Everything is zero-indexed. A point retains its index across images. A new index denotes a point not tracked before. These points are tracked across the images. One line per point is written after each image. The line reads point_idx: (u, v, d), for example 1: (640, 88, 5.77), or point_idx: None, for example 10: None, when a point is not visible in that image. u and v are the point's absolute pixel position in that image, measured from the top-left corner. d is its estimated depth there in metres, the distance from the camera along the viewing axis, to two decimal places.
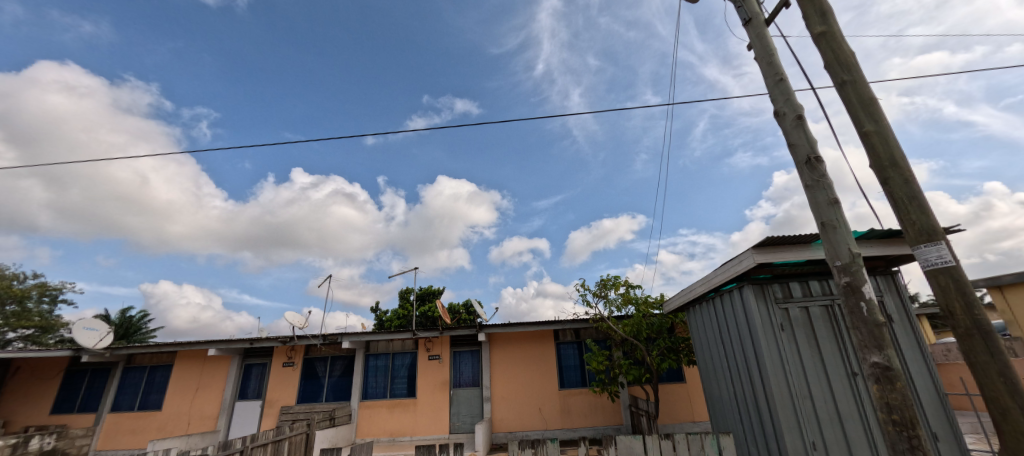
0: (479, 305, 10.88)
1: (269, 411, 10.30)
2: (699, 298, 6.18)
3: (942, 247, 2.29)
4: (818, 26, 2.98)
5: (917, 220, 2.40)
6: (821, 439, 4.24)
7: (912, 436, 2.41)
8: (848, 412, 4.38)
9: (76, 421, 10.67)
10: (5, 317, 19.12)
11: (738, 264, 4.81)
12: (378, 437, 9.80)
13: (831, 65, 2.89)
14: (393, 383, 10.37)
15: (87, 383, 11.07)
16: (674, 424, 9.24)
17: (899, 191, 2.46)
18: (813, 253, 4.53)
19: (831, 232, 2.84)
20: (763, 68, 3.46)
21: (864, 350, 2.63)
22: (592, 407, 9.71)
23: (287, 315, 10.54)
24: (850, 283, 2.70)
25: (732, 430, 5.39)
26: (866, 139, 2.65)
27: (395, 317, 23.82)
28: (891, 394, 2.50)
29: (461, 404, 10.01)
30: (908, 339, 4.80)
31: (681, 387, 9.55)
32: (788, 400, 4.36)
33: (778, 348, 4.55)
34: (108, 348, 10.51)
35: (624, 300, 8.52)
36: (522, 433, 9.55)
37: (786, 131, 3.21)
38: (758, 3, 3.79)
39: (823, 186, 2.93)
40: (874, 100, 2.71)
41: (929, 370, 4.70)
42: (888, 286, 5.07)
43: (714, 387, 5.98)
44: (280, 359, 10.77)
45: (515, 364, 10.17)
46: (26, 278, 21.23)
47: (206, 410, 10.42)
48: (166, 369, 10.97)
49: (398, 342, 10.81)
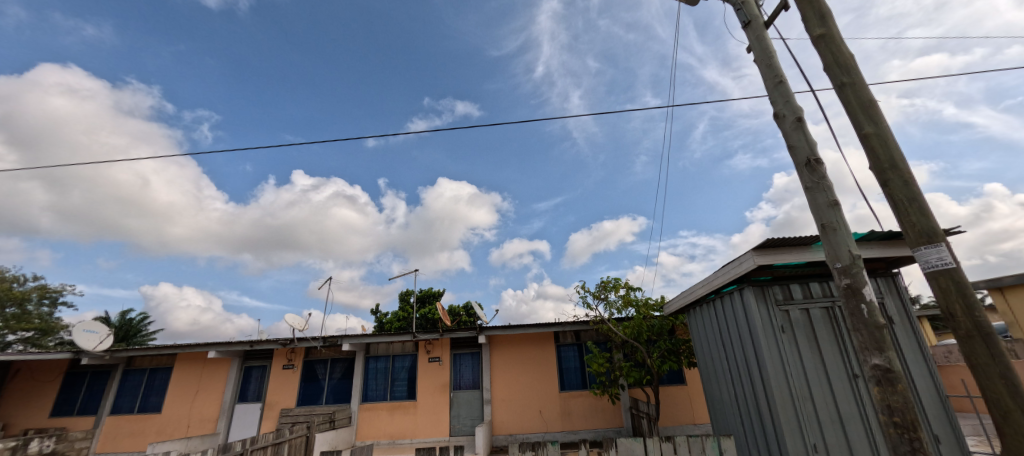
0: (479, 307, 10.87)
1: (269, 413, 10.28)
2: (700, 300, 6.18)
3: (942, 249, 2.29)
4: (817, 29, 2.99)
5: (917, 222, 2.40)
6: (822, 441, 4.23)
7: (913, 438, 2.40)
8: (849, 414, 4.37)
9: (76, 423, 10.65)
10: (5, 320, 19.12)
11: (738, 266, 4.81)
12: (378, 440, 9.77)
13: (830, 68, 2.89)
14: (393, 385, 10.35)
15: (87, 385, 11.05)
16: (675, 426, 9.21)
17: (899, 193, 2.46)
18: (814, 255, 4.52)
19: (831, 234, 2.84)
20: (763, 71, 3.47)
21: (865, 352, 2.62)
22: (592, 409, 9.70)
23: (288, 317, 10.53)
24: (851, 285, 2.69)
25: (733, 432, 5.37)
26: (866, 141, 2.65)
27: (395, 320, 23.81)
28: (892, 396, 2.49)
29: (462, 406, 9.99)
30: (910, 341, 4.79)
31: (682, 390, 9.53)
32: (789, 402, 4.35)
33: (779, 350, 4.54)
34: (108, 351, 10.50)
35: (624, 302, 8.52)
36: (523, 436, 9.53)
37: (786, 133, 3.22)
38: (757, 6, 3.79)
39: (823, 188, 2.93)
40: (873, 102, 2.71)
41: (931, 372, 4.69)
42: (889, 287, 5.07)
43: (714, 389, 5.96)
44: (280, 361, 10.76)
45: (516, 366, 10.16)
46: (26, 280, 21.24)
47: (205, 413, 10.40)
48: (166, 371, 10.95)
49: (398, 344, 10.79)
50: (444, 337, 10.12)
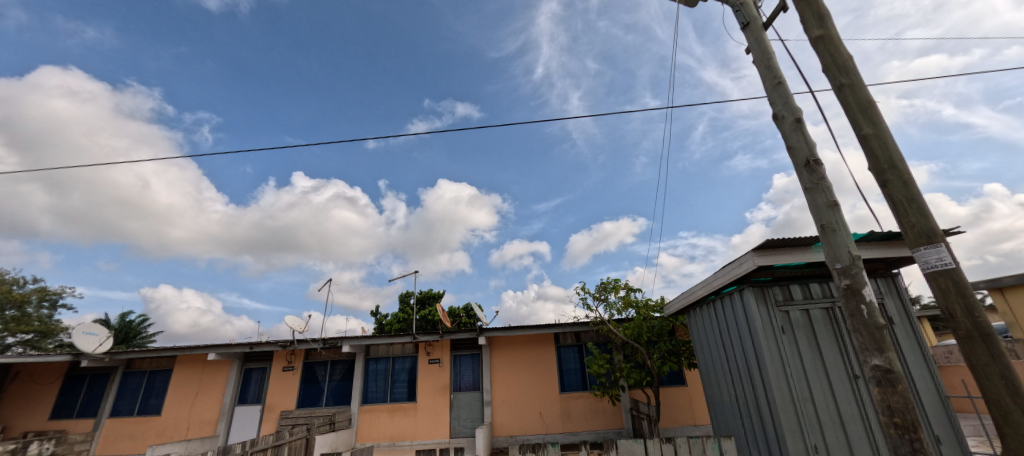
0: (479, 308, 10.86)
1: (269, 415, 10.26)
2: (700, 301, 6.18)
3: (941, 250, 2.29)
4: (815, 30, 3.00)
5: (916, 222, 2.40)
6: (823, 442, 4.23)
7: (913, 439, 2.40)
8: (850, 415, 4.36)
9: (76, 426, 10.63)
10: (5, 322, 19.10)
11: (738, 267, 4.82)
12: (378, 442, 9.76)
13: (829, 69, 2.90)
14: (393, 387, 10.35)
15: (87, 388, 11.04)
16: (675, 427, 9.21)
17: (898, 194, 2.47)
18: (814, 256, 4.52)
19: (830, 235, 2.84)
20: (762, 72, 3.47)
21: (865, 352, 2.62)
22: (592, 411, 9.69)
23: (287, 319, 10.52)
24: (850, 286, 2.69)
25: (734, 433, 5.37)
26: (865, 142, 2.65)
27: (395, 321, 23.80)
28: (892, 396, 2.49)
29: (462, 408, 9.98)
30: (910, 342, 4.79)
31: (682, 390, 9.52)
32: (790, 403, 4.35)
33: (779, 350, 4.54)
34: (108, 353, 10.49)
35: (624, 303, 8.52)
36: (523, 438, 9.51)
37: (786, 134, 3.22)
38: (756, 7, 3.81)
39: (823, 189, 2.93)
40: (872, 103, 2.72)
41: (931, 373, 4.69)
42: (889, 288, 5.07)
43: (715, 390, 5.96)
44: (280, 363, 10.74)
45: (516, 367, 10.15)
46: (25, 283, 21.24)
47: (205, 415, 10.38)
48: (165, 374, 10.94)
49: (399, 346, 10.78)
50: (444, 339, 10.11)
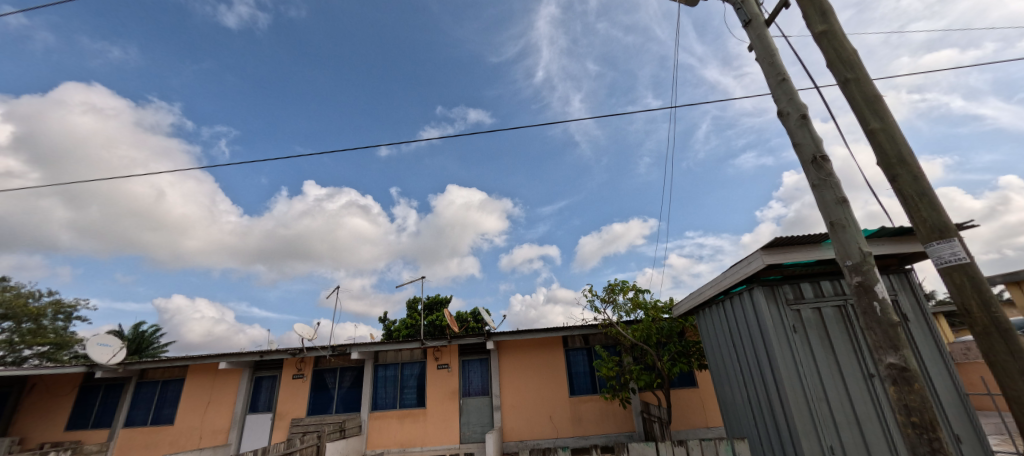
0: (486, 312, 10.82)
1: (280, 423, 10.30)
2: (709, 301, 6.11)
3: (955, 245, 2.24)
4: (818, 25, 2.96)
5: (928, 217, 2.35)
6: (839, 442, 4.15)
7: (933, 438, 2.33)
8: (866, 414, 4.27)
9: (91, 437, 10.76)
10: (22, 335, 19.48)
11: (747, 265, 4.74)
12: (388, 448, 9.76)
13: (833, 64, 2.86)
14: (403, 393, 10.34)
15: (102, 398, 11.17)
16: (687, 430, 9.11)
17: (909, 188, 2.42)
18: (824, 253, 4.46)
19: (840, 232, 2.78)
20: (765, 69, 3.44)
21: (879, 350, 2.56)
22: (603, 414, 9.60)
23: (297, 327, 10.56)
24: (862, 283, 2.63)
25: (747, 435, 5.29)
26: (872, 137, 2.61)
27: (403, 327, 24.09)
28: (908, 395, 2.43)
29: (471, 413, 9.94)
30: (925, 338, 4.69)
31: (693, 393, 9.41)
32: (802, 402, 4.29)
33: (790, 350, 4.48)
34: (120, 364, 10.57)
35: (633, 304, 8.46)
36: (534, 442, 9.42)
37: (791, 130, 3.18)
38: (757, 4, 3.77)
39: (831, 186, 2.89)
40: (878, 97, 2.68)
41: (948, 369, 4.59)
42: (902, 284, 4.97)
43: (726, 391, 5.86)
44: (290, 371, 10.81)
45: (525, 371, 10.11)
46: (41, 295, 21.57)
47: (217, 423, 10.46)
48: (178, 383, 11.03)
49: (407, 351, 10.79)
50: (452, 343, 10.06)
